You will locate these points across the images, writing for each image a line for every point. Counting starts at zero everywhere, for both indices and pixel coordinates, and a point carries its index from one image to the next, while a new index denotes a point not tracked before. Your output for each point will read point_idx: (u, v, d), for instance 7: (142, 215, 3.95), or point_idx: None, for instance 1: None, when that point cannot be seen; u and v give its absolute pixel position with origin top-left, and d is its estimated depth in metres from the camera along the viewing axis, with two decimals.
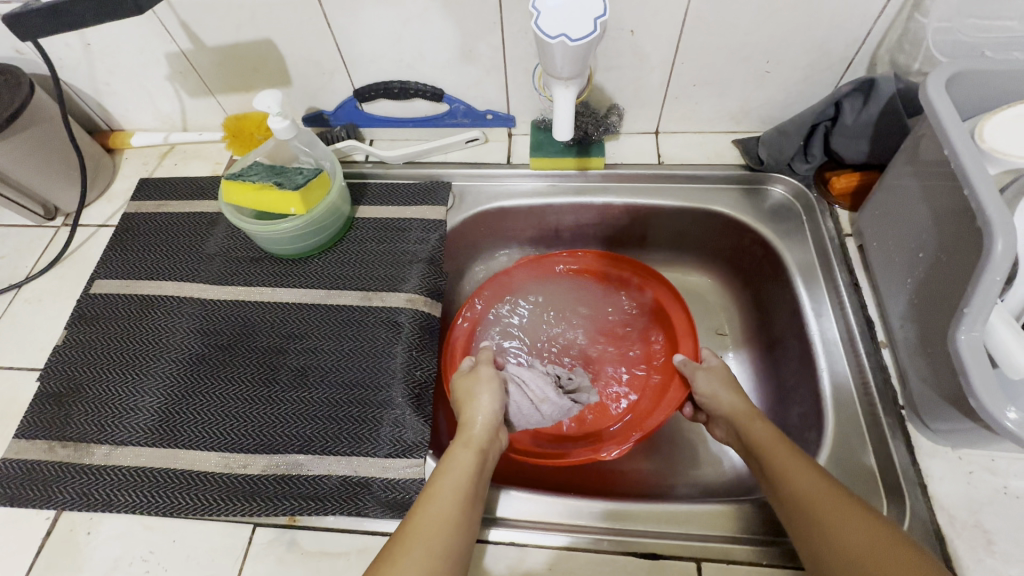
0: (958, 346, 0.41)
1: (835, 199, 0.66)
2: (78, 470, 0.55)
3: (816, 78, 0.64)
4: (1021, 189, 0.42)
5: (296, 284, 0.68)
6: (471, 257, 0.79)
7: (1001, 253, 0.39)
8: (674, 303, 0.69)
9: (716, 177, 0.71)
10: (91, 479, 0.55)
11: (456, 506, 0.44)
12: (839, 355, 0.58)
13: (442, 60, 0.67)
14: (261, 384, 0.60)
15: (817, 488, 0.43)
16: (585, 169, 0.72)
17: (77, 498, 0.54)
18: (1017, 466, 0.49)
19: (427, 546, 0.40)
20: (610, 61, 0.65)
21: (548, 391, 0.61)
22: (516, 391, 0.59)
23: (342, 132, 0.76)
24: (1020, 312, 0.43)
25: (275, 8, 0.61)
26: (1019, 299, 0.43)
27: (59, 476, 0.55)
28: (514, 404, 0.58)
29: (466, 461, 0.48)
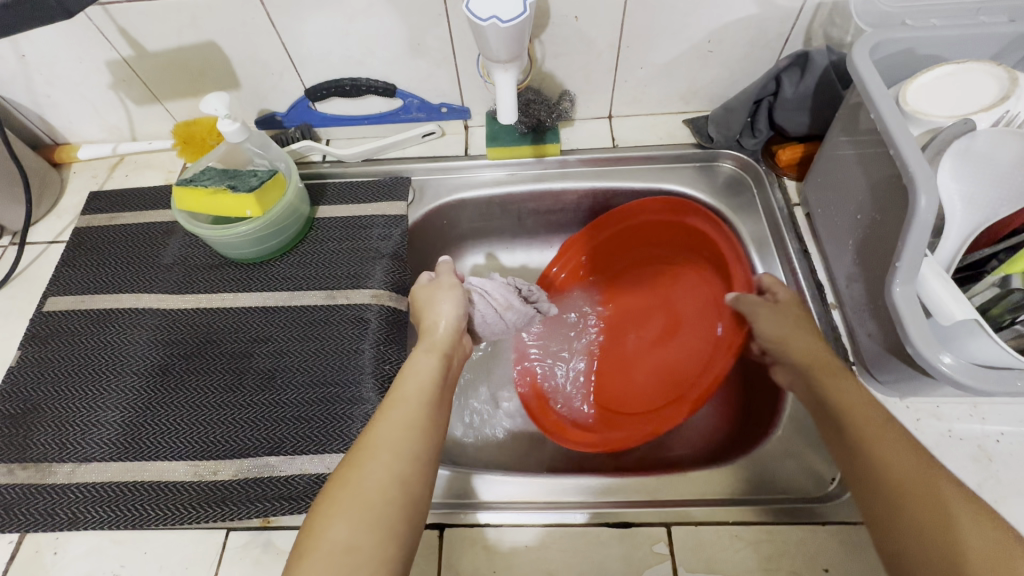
0: (894, 297, 0.44)
1: (782, 171, 0.69)
2: (40, 490, 0.54)
3: (757, 55, 0.66)
4: (940, 147, 0.44)
5: (259, 288, 0.67)
6: (436, 251, 0.79)
7: (925, 207, 0.41)
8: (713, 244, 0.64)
9: (669, 157, 0.73)
10: (54, 499, 0.54)
11: (422, 407, 0.44)
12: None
13: (391, 54, 0.67)
14: (228, 390, 0.60)
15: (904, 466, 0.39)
16: (542, 156, 0.73)
17: (40, 518, 0.53)
18: (960, 410, 0.52)
19: (394, 449, 0.40)
20: (558, 48, 0.66)
21: (512, 298, 0.62)
22: (481, 301, 0.59)
23: (297, 132, 0.75)
24: (950, 264, 0.46)
25: (216, 9, 0.60)
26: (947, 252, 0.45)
27: (19, 498, 0.54)
28: (479, 313, 0.60)
29: (431, 368, 0.48)
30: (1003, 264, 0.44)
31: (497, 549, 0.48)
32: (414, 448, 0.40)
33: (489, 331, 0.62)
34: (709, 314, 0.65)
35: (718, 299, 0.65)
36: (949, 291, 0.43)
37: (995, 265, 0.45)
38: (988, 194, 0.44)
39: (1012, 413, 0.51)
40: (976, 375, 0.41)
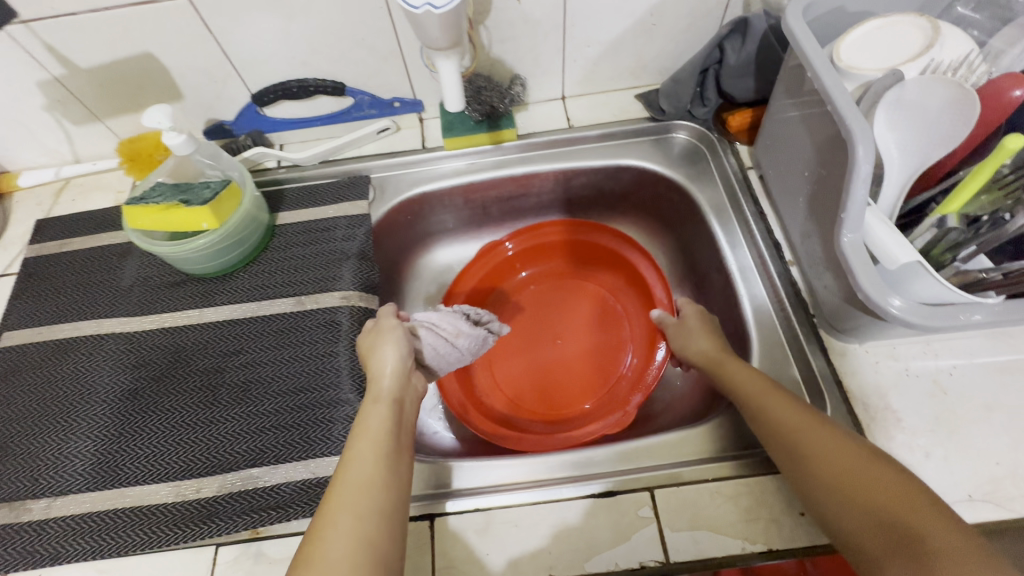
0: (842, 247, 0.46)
1: (734, 136, 0.70)
2: (17, 529, 0.53)
3: (698, 24, 0.68)
4: (871, 101, 0.46)
5: (224, 300, 0.66)
6: (405, 246, 0.79)
7: (863, 157, 0.43)
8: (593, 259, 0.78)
9: (625, 132, 0.74)
10: (33, 535, 0.52)
11: (378, 460, 0.45)
12: (755, 277, 0.63)
13: (336, 51, 0.66)
14: (203, 407, 0.59)
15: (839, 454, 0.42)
16: (500, 142, 0.73)
17: (21, 557, 0.51)
18: (915, 349, 0.54)
19: (353, 512, 0.41)
20: (503, 32, 0.66)
21: (461, 324, 0.62)
22: (427, 335, 0.59)
23: (248, 139, 0.73)
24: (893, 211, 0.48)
25: (146, 18, 0.59)
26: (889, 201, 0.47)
27: None
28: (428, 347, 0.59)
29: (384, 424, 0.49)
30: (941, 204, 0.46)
31: (490, 531, 0.49)
32: (374, 506, 0.42)
33: (444, 366, 0.61)
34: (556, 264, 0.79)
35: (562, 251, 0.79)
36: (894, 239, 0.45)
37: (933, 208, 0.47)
38: (918, 140, 0.46)
39: (963, 347, 0.54)
40: (925, 313, 0.43)
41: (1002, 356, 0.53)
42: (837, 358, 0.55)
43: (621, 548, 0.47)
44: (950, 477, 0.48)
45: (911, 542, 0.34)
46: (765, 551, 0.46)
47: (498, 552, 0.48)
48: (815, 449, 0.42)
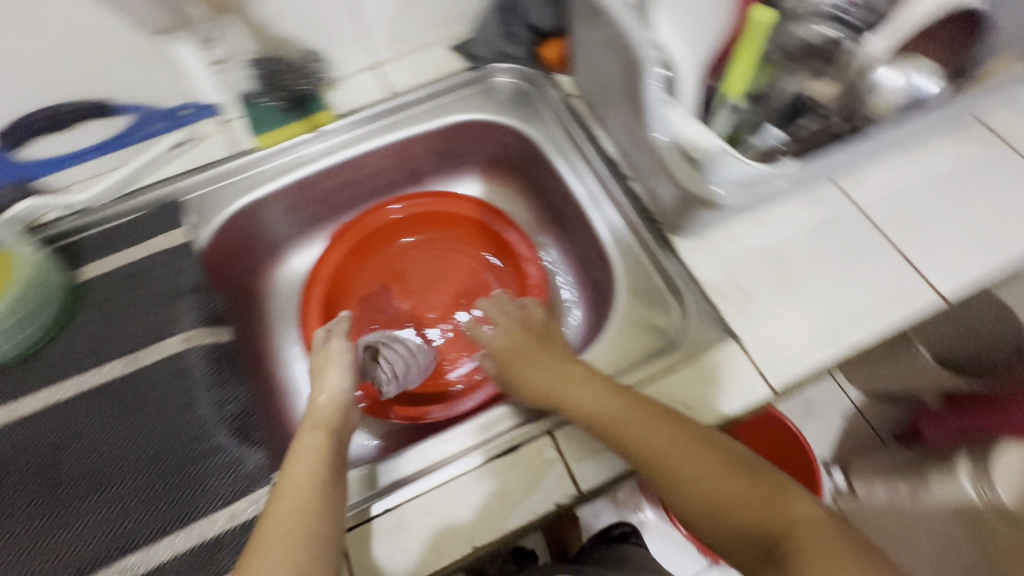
0: None
1: (553, 68, 0.70)
2: None
3: None
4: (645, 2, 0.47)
5: (35, 383, 0.55)
6: (252, 263, 0.72)
7: (644, 57, 0.44)
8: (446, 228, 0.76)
9: (448, 87, 0.71)
10: None
11: (313, 482, 0.44)
12: (602, 200, 0.64)
13: (81, 64, 0.56)
14: (43, 512, 0.50)
15: (702, 465, 0.44)
16: (318, 128, 0.68)
17: None
18: (750, 227, 0.57)
19: (285, 548, 0.40)
20: (277, 6, 0.60)
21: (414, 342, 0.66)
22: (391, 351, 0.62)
23: (11, 192, 0.61)
24: (695, 106, 0.50)
25: None
26: (689, 97, 0.49)
27: None
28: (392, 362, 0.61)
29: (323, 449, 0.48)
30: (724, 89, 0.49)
31: (403, 528, 0.47)
32: (311, 548, 0.40)
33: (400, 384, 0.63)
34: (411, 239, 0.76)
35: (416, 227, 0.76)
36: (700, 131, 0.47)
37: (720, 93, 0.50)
38: (698, 32, 0.48)
39: (788, 213, 0.58)
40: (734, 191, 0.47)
41: (818, 212, 0.58)
42: (687, 256, 0.57)
43: (534, 496, 0.48)
44: (795, 332, 0.53)
45: (775, 545, 0.40)
46: None
47: (415, 545, 0.46)
48: (684, 471, 0.44)
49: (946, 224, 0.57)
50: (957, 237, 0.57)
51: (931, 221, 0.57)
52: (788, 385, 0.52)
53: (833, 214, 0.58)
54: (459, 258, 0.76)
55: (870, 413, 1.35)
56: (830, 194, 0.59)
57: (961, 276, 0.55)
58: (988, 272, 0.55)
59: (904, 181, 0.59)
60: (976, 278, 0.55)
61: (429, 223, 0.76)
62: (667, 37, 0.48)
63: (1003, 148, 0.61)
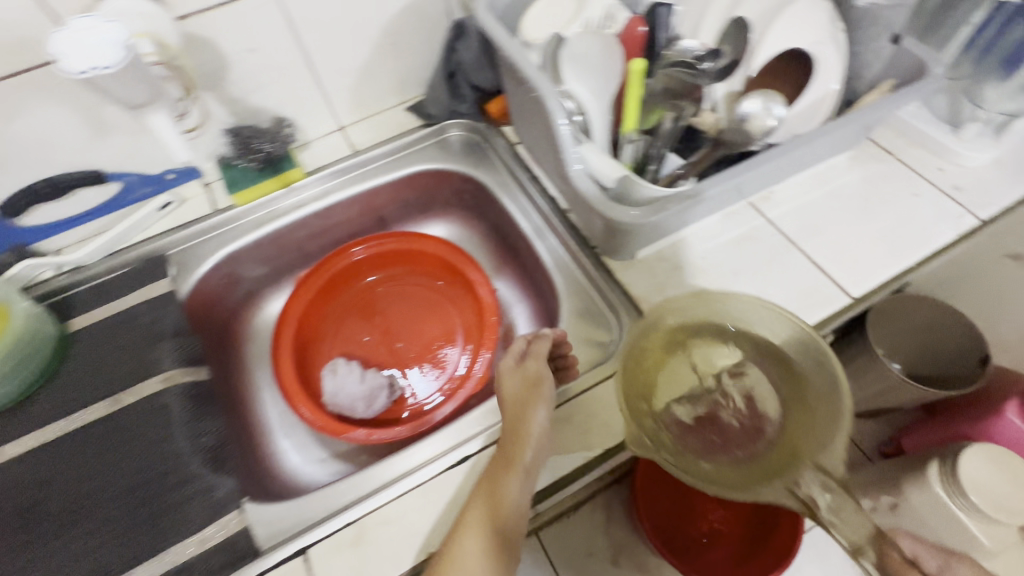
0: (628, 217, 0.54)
1: (499, 121, 0.78)
2: None
3: (433, 35, 0.75)
4: (581, 126, 0.55)
5: (24, 429, 0.59)
6: (246, 313, 0.79)
7: (557, 112, 0.52)
8: (435, 246, 0.79)
9: (410, 141, 0.79)
10: None
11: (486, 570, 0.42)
12: (513, 215, 0.74)
13: (95, 146, 0.64)
14: (16, 518, 0.54)
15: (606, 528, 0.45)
16: (290, 184, 0.75)
17: None
18: (674, 245, 0.64)
19: None
20: (253, 82, 0.68)
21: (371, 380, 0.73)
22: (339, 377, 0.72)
23: (12, 256, 0.66)
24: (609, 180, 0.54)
25: None
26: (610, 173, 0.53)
27: None
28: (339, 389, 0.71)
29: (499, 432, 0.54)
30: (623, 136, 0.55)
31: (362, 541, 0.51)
32: None
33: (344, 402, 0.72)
34: (397, 285, 0.83)
35: (392, 258, 0.81)
36: (501, 26, 0.59)
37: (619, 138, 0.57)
38: (590, 65, 0.54)
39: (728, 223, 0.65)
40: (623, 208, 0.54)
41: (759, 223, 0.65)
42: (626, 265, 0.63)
43: None
44: None
45: None
46: (603, 452, 0.53)
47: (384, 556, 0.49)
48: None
49: (871, 227, 0.64)
50: (877, 229, 0.64)
51: (854, 221, 0.65)
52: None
53: (754, 213, 0.66)
54: (432, 293, 0.83)
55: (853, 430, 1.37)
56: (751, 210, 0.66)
57: (862, 283, 0.60)
58: (908, 259, 0.62)
59: (800, 209, 0.66)
60: (824, 309, 0.59)
61: (385, 252, 0.81)
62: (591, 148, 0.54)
63: (892, 161, 0.69)
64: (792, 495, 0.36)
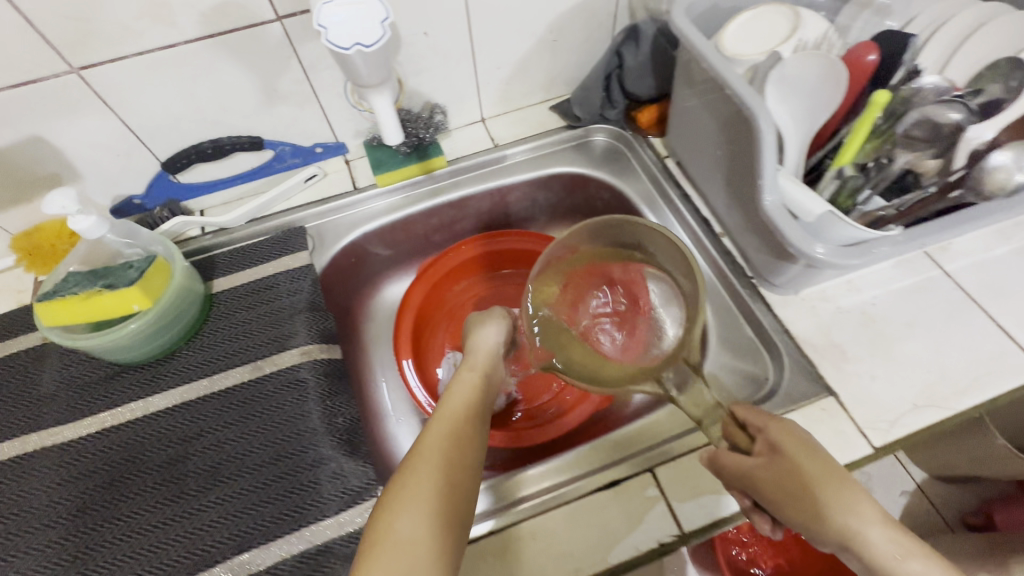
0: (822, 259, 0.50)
1: (646, 131, 0.76)
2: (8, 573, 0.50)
3: (595, 36, 0.73)
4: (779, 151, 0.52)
5: (172, 383, 0.60)
6: (366, 294, 0.79)
7: (767, 132, 0.48)
8: None
9: (552, 140, 0.77)
10: (29, 558, 0.50)
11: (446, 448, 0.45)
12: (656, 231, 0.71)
13: (262, 113, 0.65)
14: (167, 469, 0.55)
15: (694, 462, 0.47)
16: (431, 171, 0.74)
17: None
18: (840, 288, 0.60)
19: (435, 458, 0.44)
20: (417, 65, 0.68)
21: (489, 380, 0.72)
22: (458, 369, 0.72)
23: (165, 211, 0.67)
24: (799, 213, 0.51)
25: (49, 95, 0.54)
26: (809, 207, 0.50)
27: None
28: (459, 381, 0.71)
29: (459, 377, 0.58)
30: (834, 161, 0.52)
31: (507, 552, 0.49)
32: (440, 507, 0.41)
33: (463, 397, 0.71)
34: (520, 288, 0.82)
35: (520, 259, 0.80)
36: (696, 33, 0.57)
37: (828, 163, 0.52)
38: (801, 87, 0.51)
39: (901, 272, 0.61)
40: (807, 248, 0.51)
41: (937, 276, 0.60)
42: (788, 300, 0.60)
43: (638, 532, 0.49)
44: (909, 394, 0.54)
45: None
46: None
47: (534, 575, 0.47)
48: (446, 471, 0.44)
49: None
50: None
51: None
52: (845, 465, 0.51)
53: (930, 263, 0.61)
54: None
55: (935, 496, 1.29)
56: (927, 261, 0.61)
57: None
58: None
59: (983, 267, 0.61)
60: (1011, 379, 0.54)
61: (514, 252, 0.80)
62: (787, 180, 0.51)
63: None
64: (655, 383, 0.45)
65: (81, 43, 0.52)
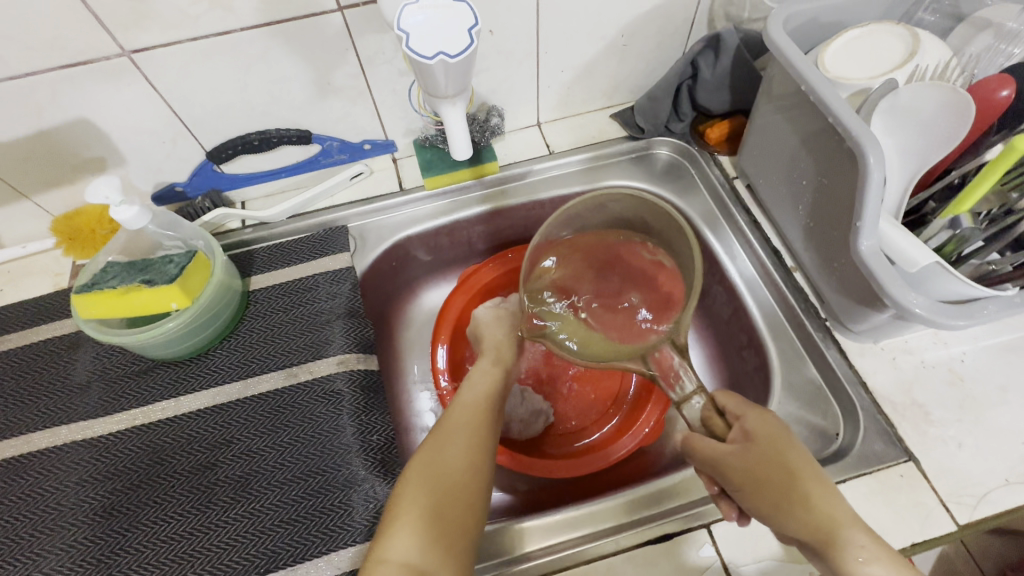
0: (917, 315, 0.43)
1: (714, 148, 0.70)
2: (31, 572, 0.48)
3: (668, 43, 0.68)
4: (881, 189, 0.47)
5: (204, 384, 0.58)
6: (404, 299, 0.76)
7: (874, 168, 0.43)
8: None
9: (611, 151, 0.73)
10: (55, 557, 0.49)
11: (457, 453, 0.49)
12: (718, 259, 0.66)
13: (313, 105, 0.62)
14: (197, 475, 0.53)
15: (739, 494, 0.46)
16: (482, 176, 0.70)
17: None
18: (925, 340, 0.55)
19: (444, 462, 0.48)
20: (478, 64, 0.63)
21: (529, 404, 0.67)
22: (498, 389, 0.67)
23: (207, 201, 0.65)
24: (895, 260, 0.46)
25: (99, 77, 0.52)
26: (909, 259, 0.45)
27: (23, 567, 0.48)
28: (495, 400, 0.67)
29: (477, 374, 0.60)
30: (941, 208, 0.47)
31: None
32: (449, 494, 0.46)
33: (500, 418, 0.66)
34: None
35: None
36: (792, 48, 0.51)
37: (933, 207, 0.48)
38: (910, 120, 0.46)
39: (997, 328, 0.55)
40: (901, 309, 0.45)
41: None
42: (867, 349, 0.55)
43: None
44: (1002, 468, 0.48)
45: None
46: None
47: None
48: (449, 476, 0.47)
49: None
50: None
51: None
52: (924, 542, 0.46)
53: None
54: None
55: None
56: None
57: None
58: None
59: None
60: None
61: None
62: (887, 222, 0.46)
63: None
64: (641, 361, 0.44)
65: (135, 25, 0.49)
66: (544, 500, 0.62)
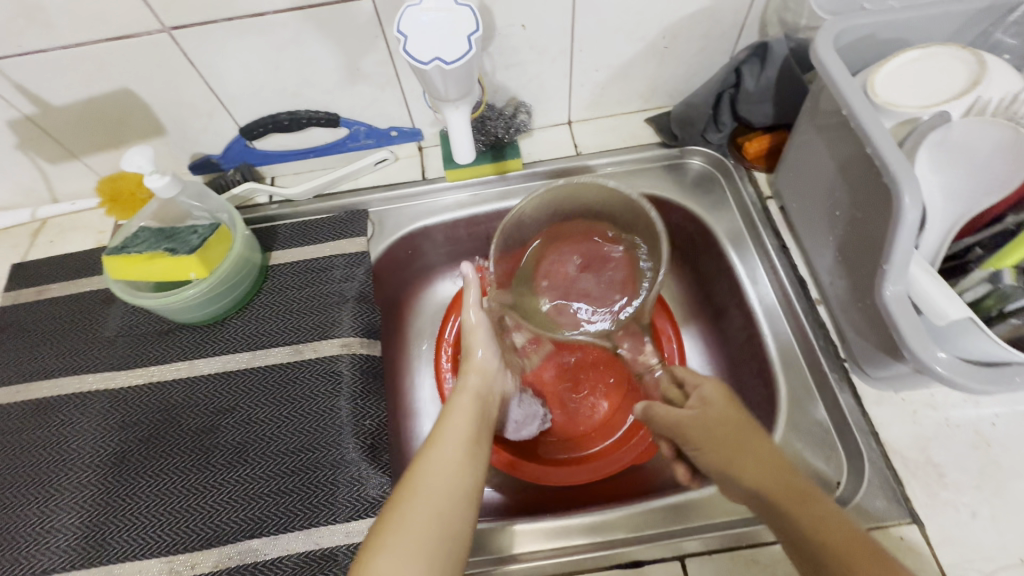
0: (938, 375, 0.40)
1: (750, 163, 0.66)
2: (52, 503, 0.53)
3: (713, 48, 0.64)
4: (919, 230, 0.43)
5: (218, 350, 0.61)
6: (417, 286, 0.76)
7: (909, 209, 0.39)
8: None
9: (641, 156, 0.70)
10: (72, 493, 0.53)
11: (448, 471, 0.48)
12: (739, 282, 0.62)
13: (342, 90, 0.62)
14: (203, 435, 0.56)
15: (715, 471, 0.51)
16: (504, 172, 0.69)
17: (66, 531, 0.52)
18: (953, 396, 0.51)
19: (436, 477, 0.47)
20: (508, 58, 0.62)
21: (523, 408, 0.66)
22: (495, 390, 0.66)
23: (237, 174, 0.68)
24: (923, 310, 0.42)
25: (141, 51, 0.54)
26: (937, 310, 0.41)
27: (46, 498, 0.53)
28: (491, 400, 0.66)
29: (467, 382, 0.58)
30: (987, 256, 0.42)
31: None
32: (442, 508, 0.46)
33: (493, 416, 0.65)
34: None
35: None
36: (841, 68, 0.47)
37: (979, 254, 0.43)
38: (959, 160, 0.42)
39: None
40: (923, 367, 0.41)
41: None
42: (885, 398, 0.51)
43: None
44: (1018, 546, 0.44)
45: None
46: None
47: None
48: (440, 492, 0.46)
49: None
50: None
51: None
52: None
53: None
54: None
55: None
56: None
57: None
58: None
59: None
60: None
61: None
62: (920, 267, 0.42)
63: None
64: None
65: (175, 3, 0.51)
66: (530, 504, 0.62)
